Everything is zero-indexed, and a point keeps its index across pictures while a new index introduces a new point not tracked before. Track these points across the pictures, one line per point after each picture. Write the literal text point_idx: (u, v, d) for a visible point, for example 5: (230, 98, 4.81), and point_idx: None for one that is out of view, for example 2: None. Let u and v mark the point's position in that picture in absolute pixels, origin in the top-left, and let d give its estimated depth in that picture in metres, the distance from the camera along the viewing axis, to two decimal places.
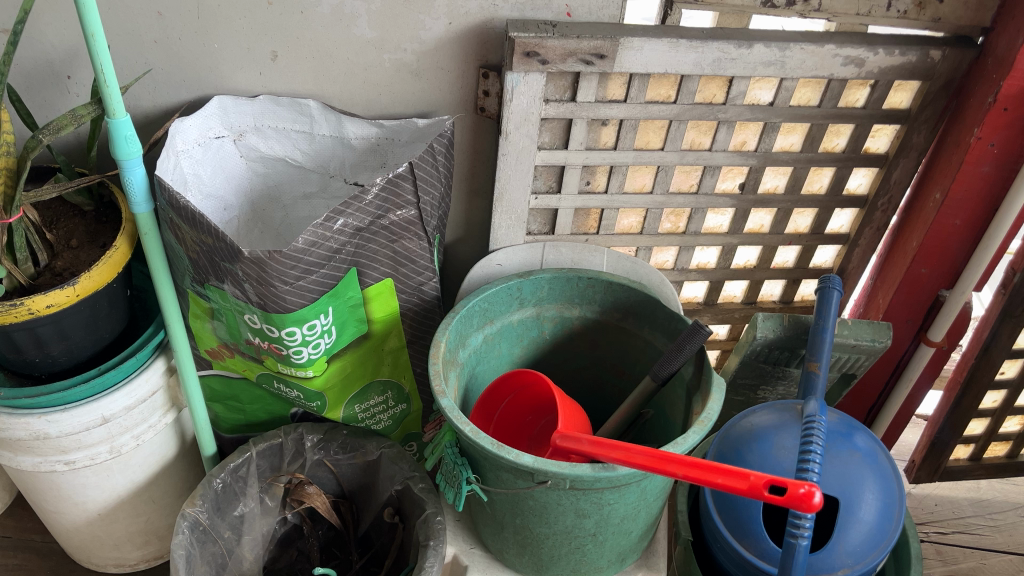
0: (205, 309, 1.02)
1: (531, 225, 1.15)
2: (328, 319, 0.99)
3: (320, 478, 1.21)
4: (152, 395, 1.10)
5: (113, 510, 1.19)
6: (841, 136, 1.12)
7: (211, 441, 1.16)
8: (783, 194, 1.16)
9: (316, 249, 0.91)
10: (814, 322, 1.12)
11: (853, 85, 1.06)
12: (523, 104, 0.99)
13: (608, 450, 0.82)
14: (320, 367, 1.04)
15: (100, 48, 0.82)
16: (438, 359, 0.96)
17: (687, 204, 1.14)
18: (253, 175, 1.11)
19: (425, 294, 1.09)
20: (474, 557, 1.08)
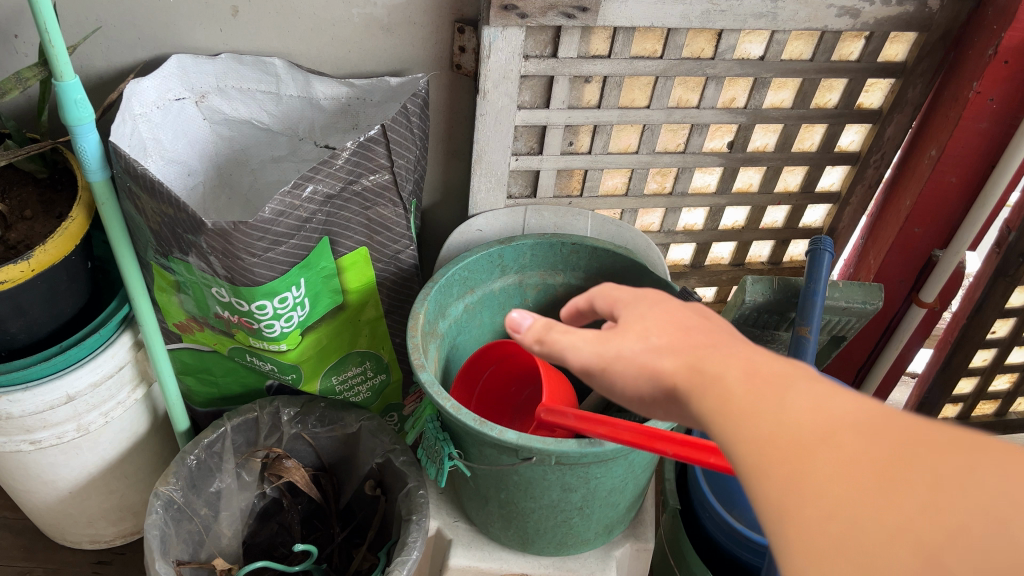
0: (170, 282, 0.97)
1: (513, 188, 1.10)
2: (301, 290, 0.94)
3: (298, 451, 1.17)
4: (120, 371, 1.06)
5: (85, 488, 1.16)
6: (834, 91, 1.08)
7: (184, 415, 1.12)
8: (774, 152, 1.12)
9: (286, 219, 0.86)
10: (805, 285, 1.09)
11: (847, 38, 1.01)
12: (502, 60, 0.94)
13: (597, 427, 0.79)
14: (293, 340, 0.99)
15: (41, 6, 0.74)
16: (416, 332, 0.92)
17: (674, 164, 1.10)
18: (219, 141, 1.06)
19: (402, 263, 1.04)
20: (458, 531, 1.05)
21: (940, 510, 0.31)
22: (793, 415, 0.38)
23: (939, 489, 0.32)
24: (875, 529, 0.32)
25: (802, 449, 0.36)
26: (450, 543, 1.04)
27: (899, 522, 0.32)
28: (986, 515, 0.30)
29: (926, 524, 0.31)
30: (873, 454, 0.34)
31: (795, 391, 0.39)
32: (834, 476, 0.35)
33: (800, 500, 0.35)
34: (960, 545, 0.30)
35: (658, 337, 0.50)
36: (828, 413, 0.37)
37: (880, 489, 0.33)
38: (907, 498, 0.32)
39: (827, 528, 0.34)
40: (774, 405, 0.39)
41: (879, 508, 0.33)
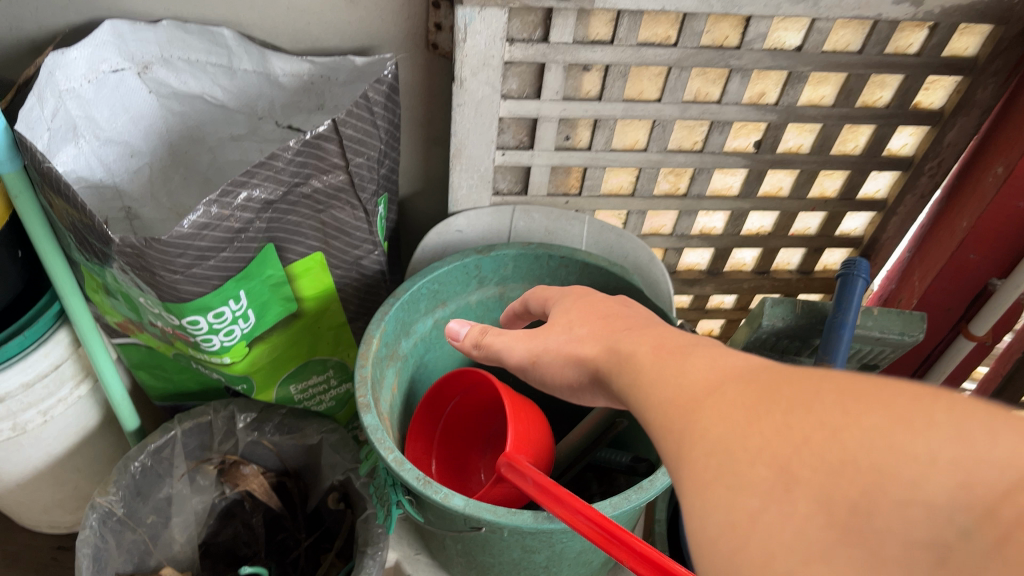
0: (100, 285, 0.86)
1: (500, 183, 0.96)
2: (241, 303, 0.83)
3: (260, 455, 1.08)
4: (58, 368, 0.97)
5: (33, 480, 1.08)
6: (886, 87, 0.90)
7: (133, 415, 1.03)
8: (809, 155, 0.96)
9: (213, 231, 0.74)
10: (833, 314, 0.94)
11: (906, 28, 0.83)
12: (481, 44, 0.78)
13: (553, 501, 0.66)
14: (238, 352, 0.88)
15: None
16: (367, 361, 0.79)
17: (690, 164, 0.95)
18: (169, 114, 0.93)
19: (365, 269, 0.92)
20: (418, 566, 0.95)
21: (790, 427, 0.31)
22: (689, 378, 0.39)
23: (791, 412, 0.32)
24: (740, 453, 0.32)
25: (691, 403, 0.37)
26: None
27: (759, 446, 0.32)
28: (827, 427, 0.30)
29: (777, 443, 0.31)
30: (742, 392, 0.35)
31: (696, 368, 0.39)
32: (713, 417, 0.35)
33: (686, 444, 0.35)
34: (810, 457, 0.30)
35: (580, 330, 0.53)
36: (716, 371, 0.38)
37: (745, 418, 0.33)
38: (764, 423, 0.32)
39: (704, 459, 0.34)
40: (672, 373, 0.41)
41: (744, 433, 0.33)
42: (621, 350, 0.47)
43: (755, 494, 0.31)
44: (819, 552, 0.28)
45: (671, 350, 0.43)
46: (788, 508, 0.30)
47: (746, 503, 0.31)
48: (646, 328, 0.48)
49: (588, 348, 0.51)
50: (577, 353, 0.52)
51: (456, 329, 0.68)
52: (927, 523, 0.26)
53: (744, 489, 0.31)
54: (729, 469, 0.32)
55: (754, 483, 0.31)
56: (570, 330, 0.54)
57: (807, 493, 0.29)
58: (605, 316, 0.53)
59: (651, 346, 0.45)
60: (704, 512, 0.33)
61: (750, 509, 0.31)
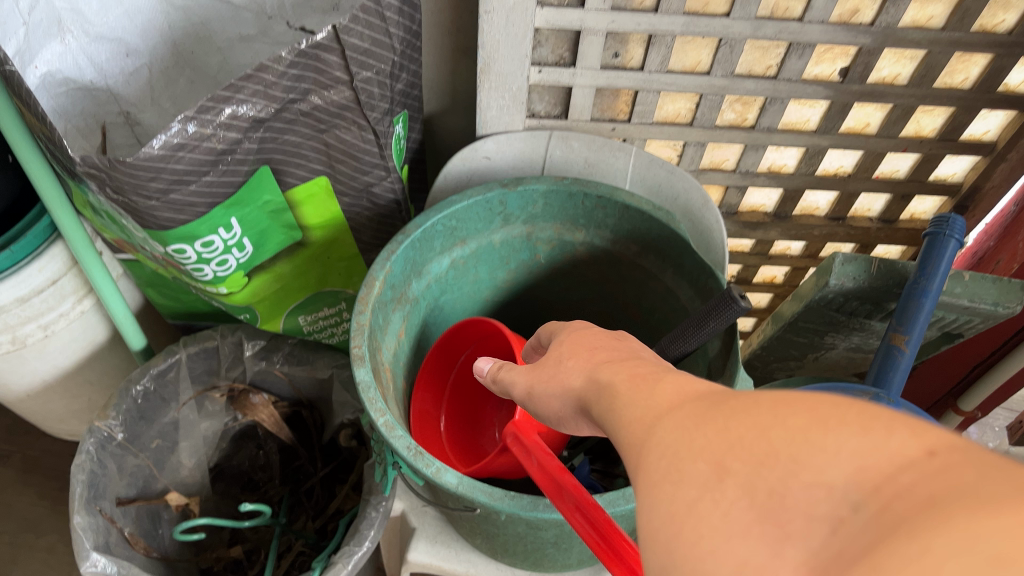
0: (87, 203, 0.79)
1: (537, 104, 0.84)
2: (233, 232, 0.74)
3: (272, 382, 1.02)
4: (56, 284, 0.91)
5: (43, 392, 1.05)
6: (1012, 9, 0.73)
7: (138, 333, 0.97)
8: (906, 87, 0.80)
9: (191, 153, 0.65)
10: (913, 279, 0.80)
11: None
12: None
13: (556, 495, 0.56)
14: (236, 282, 0.81)
15: None
16: (366, 307, 0.70)
17: (760, 92, 0.80)
18: (169, 10, 0.83)
19: (378, 196, 0.82)
20: (425, 519, 0.89)
21: (728, 421, 0.26)
22: (656, 387, 0.32)
23: (733, 408, 0.27)
24: (680, 448, 0.27)
25: (642, 414, 0.31)
26: (414, 531, 0.88)
27: (697, 442, 0.27)
28: (757, 420, 0.25)
29: (713, 436, 0.26)
30: (698, 397, 0.29)
31: (663, 383, 0.33)
32: (665, 419, 0.29)
33: (633, 455, 0.30)
34: (741, 449, 0.25)
35: (566, 363, 0.42)
36: (681, 382, 0.32)
37: (690, 421, 0.28)
38: (704, 420, 0.27)
39: (646, 462, 0.29)
40: (643, 386, 0.33)
41: (687, 431, 0.28)
42: (596, 378, 0.38)
43: (685, 484, 0.26)
44: (737, 539, 0.24)
45: (645, 372, 0.35)
46: (713, 497, 0.25)
47: (676, 495, 0.26)
48: (635, 361, 0.38)
49: (572, 375, 0.41)
50: (563, 383, 0.41)
51: (479, 364, 0.57)
52: (828, 504, 0.22)
53: (674, 481, 0.27)
54: (663, 465, 0.28)
55: (687, 474, 0.26)
56: (560, 362, 0.43)
57: (734, 481, 0.25)
58: (602, 347, 0.42)
59: (629, 369, 0.36)
60: (642, 512, 0.28)
61: (681, 498, 0.26)
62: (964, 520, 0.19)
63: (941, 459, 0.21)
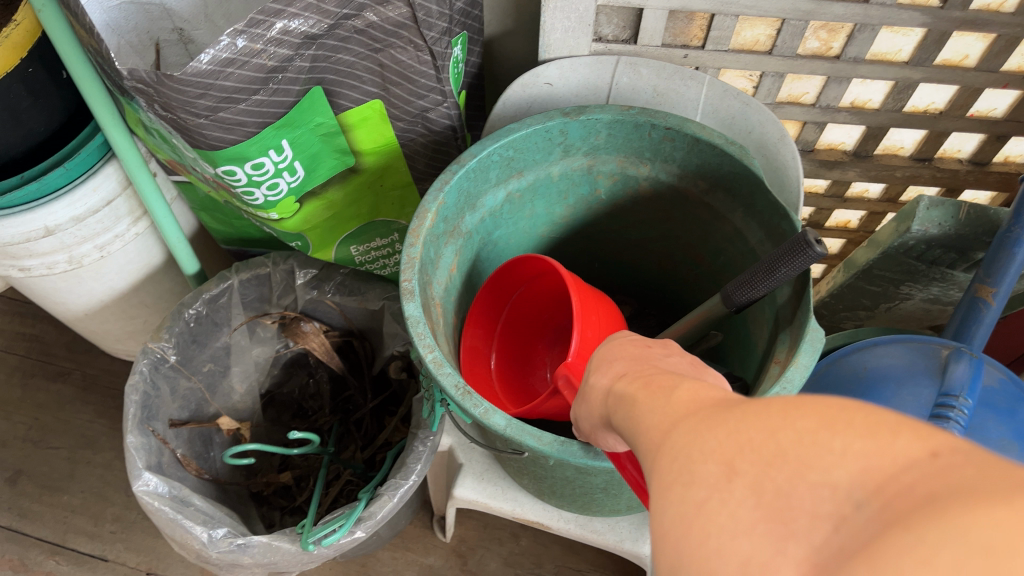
0: (139, 121, 0.77)
1: (604, 28, 0.79)
2: (284, 155, 0.72)
3: (323, 312, 1.01)
4: (111, 205, 0.90)
5: (101, 311, 1.06)
6: None
7: (191, 258, 0.96)
8: (1015, 15, 0.73)
9: (239, 69, 0.62)
10: (1007, 227, 0.74)
11: None
12: None
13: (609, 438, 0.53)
14: (287, 208, 0.78)
15: None
16: (418, 238, 0.67)
17: (850, 18, 0.74)
18: None
19: (433, 123, 0.78)
20: (473, 457, 0.87)
21: (739, 421, 0.26)
22: (675, 385, 0.32)
23: (745, 407, 0.27)
24: (691, 448, 0.28)
25: (655, 413, 0.31)
26: (461, 468, 0.87)
27: (708, 442, 0.27)
28: (767, 420, 0.25)
29: (720, 435, 0.27)
30: (714, 399, 0.29)
31: (680, 385, 0.32)
32: (681, 418, 0.30)
33: (646, 456, 0.30)
34: (749, 450, 0.25)
35: (591, 379, 0.41)
36: (695, 382, 0.32)
37: (700, 420, 0.28)
38: (713, 422, 0.28)
39: (659, 462, 0.29)
40: (661, 384, 0.33)
41: (699, 431, 0.28)
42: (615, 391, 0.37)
43: (695, 483, 0.26)
44: (743, 535, 0.24)
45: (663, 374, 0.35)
46: (721, 496, 0.25)
47: (687, 494, 0.27)
48: (651, 366, 0.37)
49: (597, 386, 0.40)
50: (588, 397, 0.40)
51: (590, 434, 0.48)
52: (832, 504, 0.22)
53: (684, 479, 0.27)
54: (673, 462, 0.28)
55: (698, 474, 0.27)
56: (586, 377, 0.42)
57: (742, 481, 0.25)
58: (627, 357, 0.40)
59: (648, 371, 0.36)
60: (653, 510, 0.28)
61: (691, 497, 0.26)
62: (965, 520, 0.19)
63: (942, 460, 0.21)
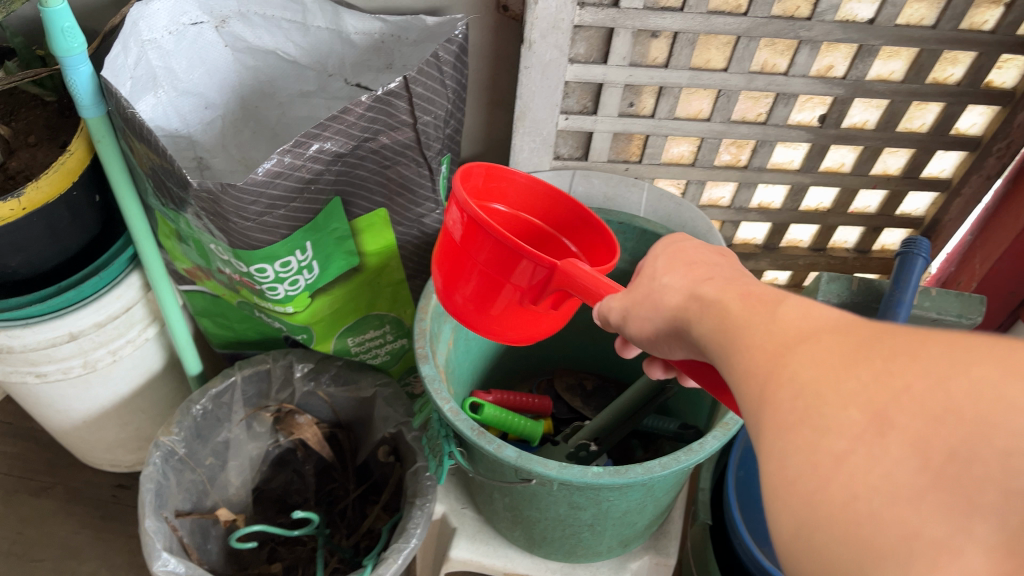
0: (173, 231, 0.90)
1: (561, 148, 0.97)
2: (307, 254, 0.85)
3: (314, 405, 1.11)
4: (128, 311, 1.01)
5: (99, 419, 1.13)
6: (958, 65, 0.89)
7: (195, 359, 1.08)
8: (874, 131, 0.95)
9: (284, 181, 0.76)
10: (889, 292, 0.93)
11: (982, 3, 0.82)
12: (552, 7, 0.79)
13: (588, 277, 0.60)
14: (301, 302, 0.91)
15: None
16: (425, 315, 0.81)
17: (752, 136, 0.95)
18: (242, 69, 0.96)
19: (426, 227, 0.94)
20: (464, 520, 0.98)
21: (890, 376, 0.32)
22: (780, 324, 0.39)
23: (893, 360, 0.33)
24: (831, 397, 0.33)
25: (777, 352, 0.37)
26: (454, 531, 0.97)
27: (853, 391, 0.33)
28: (929, 378, 0.32)
29: (870, 386, 0.33)
30: (836, 343, 0.35)
31: (790, 321, 0.39)
32: (805, 360, 0.36)
33: (767, 388, 0.37)
34: (914, 406, 0.31)
35: (664, 281, 0.50)
36: (808, 318, 0.38)
37: (838, 366, 0.34)
38: (859, 370, 0.33)
39: (787, 403, 0.35)
40: (766, 319, 0.40)
41: (838, 383, 0.34)
42: (707, 298, 0.45)
43: (843, 435, 0.32)
44: (909, 501, 0.30)
45: (761, 300, 0.42)
46: (878, 451, 0.31)
47: (829, 445, 0.33)
48: (733, 283, 0.45)
49: (673, 297, 0.48)
50: (661, 300, 0.49)
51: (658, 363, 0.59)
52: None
53: (830, 431, 0.33)
54: (815, 409, 0.34)
55: (842, 425, 0.33)
56: (656, 279, 0.50)
57: (900, 438, 0.31)
58: (698, 266, 0.49)
59: (739, 295, 0.43)
60: (783, 454, 0.34)
61: (835, 449, 0.32)
62: None
63: None
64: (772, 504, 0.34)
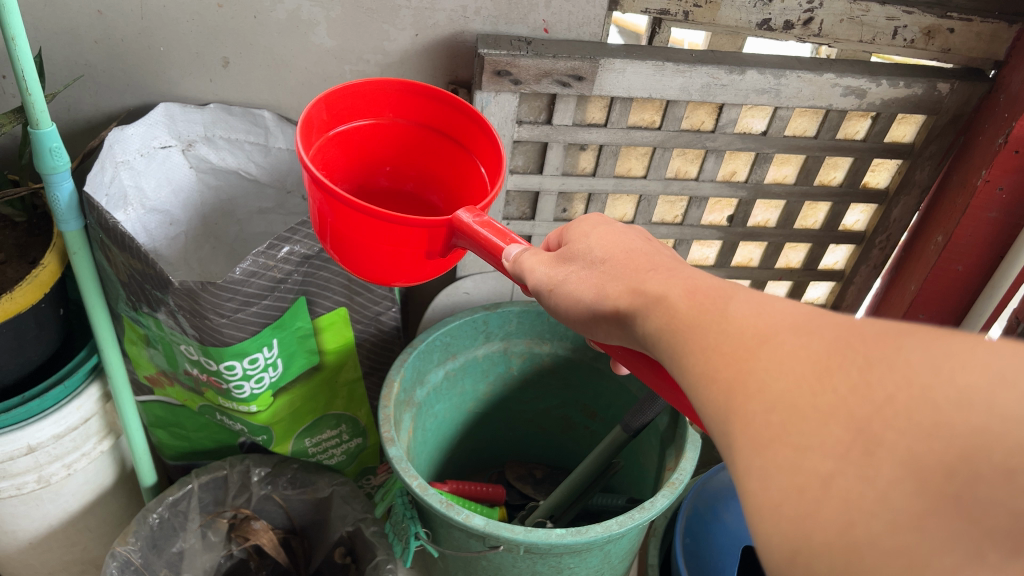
0: (140, 335, 0.96)
1: None
2: (273, 351, 0.91)
3: (269, 512, 1.12)
4: (86, 423, 1.03)
5: (45, 540, 1.10)
6: (839, 168, 1.05)
7: (151, 470, 1.11)
8: (775, 228, 1.10)
9: (257, 280, 0.83)
10: None
11: (853, 117, 0.98)
12: (494, 124, 0.91)
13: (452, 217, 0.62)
14: (264, 401, 0.96)
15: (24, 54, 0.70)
16: (389, 402, 0.86)
17: (672, 236, 1.08)
18: (204, 189, 1.01)
19: (383, 324, 1.02)
20: None
21: (869, 387, 0.31)
22: (733, 325, 0.37)
23: (870, 369, 0.31)
24: (808, 410, 0.32)
25: (739, 354, 0.36)
26: None
27: (832, 406, 0.31)
28: (915, 387, 0.30)
29: (847, 397, 0.31)
30: (804, 348, 0.34)
31: (742, 317, 0.38)
32: (770, 368, 0.34)
33: (733, 395, 0.35)
34: (900, 418, 0.30)
35: (599, 266, 0.52)
36: (764, 317, 0.37)
37: (812, 375, 0.33)
38: (833, 382, 0.32)
39: (758, 416, 0.33)
40: (718, 318, 0.39)
41: (813, 394, 0.32)
42: (651, 292, 0.45)
43: (829, 455, 0.30)
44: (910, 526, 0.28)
45: (708, 296, 0.41)
46: (871, 473, 0.29)
47: (815, 466, 0.31)
48: (679, 276, 0.45)
49: (610, 288, 0.50)
50: (599, 286, 0.51)
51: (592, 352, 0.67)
52: None
53: (814, 449, 0.31)
54: (794, 427, 0.32)
55: (827, 442, 0.31)
56: (592, 262, 0.53)
57: (891, 458, 0.29)
58: (624, 254, 0.51)
59: (685, 291, 0.43)
60: (763, 473, 0.32)
61: (821, 470, 0.30)
62: None
63: None
64: (758, 530, 0.32)
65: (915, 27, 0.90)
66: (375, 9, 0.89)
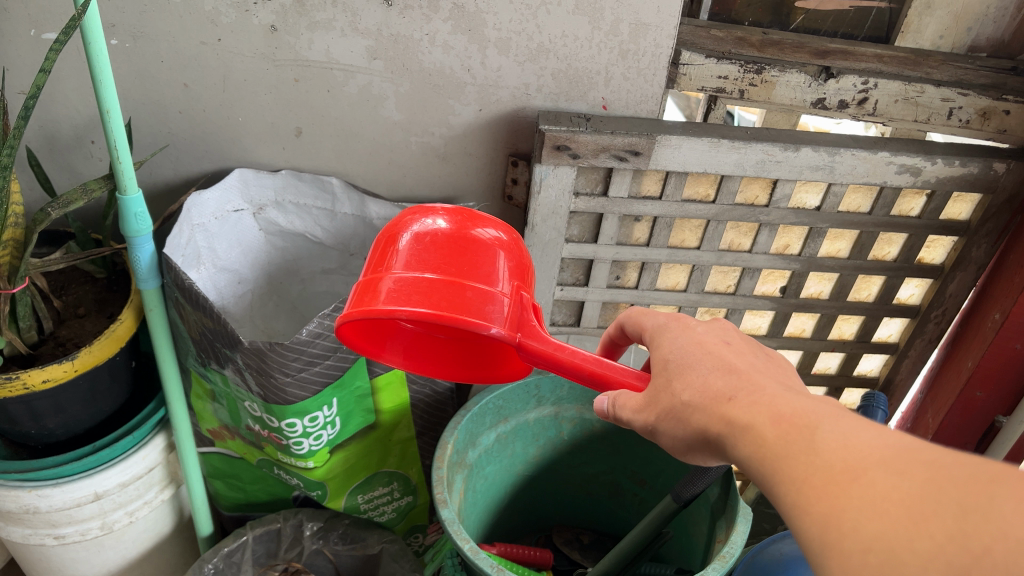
0: (206, 390, 1.00)
1: (556, 315, 1.11)
2: (332, 410, 0.94)
3: (319, 567, 1.13)
4: (149, 472, 1.07)
5: None
6: (893, 244, 1.06)
7: (208, 520, 1.14)
8: (829, 300, 1.10)
9: (322, 341, 0.86)
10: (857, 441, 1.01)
11: (907, 194, 1.00)
12: (552, 197, 0.94)
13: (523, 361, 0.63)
14: (321, 457, 0.98)
15: (116, 126, 0.75)
16: (442, 464, 0.88)
17: (724, 305, 1.09)
18: (271, 250, 1.06)
19: (437, 384, 1.05)
20: None
21: (966, 537, 0.31)
22: (823, 459, 0.38)
23: (965, 517, 0.32)
24: (907, 557, 0.33)
25: (832, 492, 0.37)
26: None
27: (929, 554, 0.32)
28: (1010, 539, 0.30)
29: (946, 547, 0.32)
30: (897, 491, 0.34)
31: (836, 458, 0.38)
32: (863, 508, 0.35)
33: (830, 533, 0.36)
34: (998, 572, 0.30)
35: (684, 398, 0.50)
36: (855, 452, 0.37)
37: (906, 519, 0.33)
38: (930, 529, 0.32)
39: (856, 558, 0.34)
40: (806, 450, 0.40)
41: (909, 540, 0.33)
42: (738, 423, 0.45)
43: None
44: None
45: (794, 424, 0.42)
46: None
47: None
48: (761, 394, 0.46)
49: (695, 418, 0.49)
50: (687, 420, 0.50)
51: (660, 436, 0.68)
52: None
53: None
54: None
55: None
56: (676, 394, 0.51)
57: None
58: (705, 378, 0.50)
59: (771, 418, 0.43)
60: None
61: None
62: None
63: None
64: None
65: (970, 108, 0.91)
66: (442, 86, 0.93)
